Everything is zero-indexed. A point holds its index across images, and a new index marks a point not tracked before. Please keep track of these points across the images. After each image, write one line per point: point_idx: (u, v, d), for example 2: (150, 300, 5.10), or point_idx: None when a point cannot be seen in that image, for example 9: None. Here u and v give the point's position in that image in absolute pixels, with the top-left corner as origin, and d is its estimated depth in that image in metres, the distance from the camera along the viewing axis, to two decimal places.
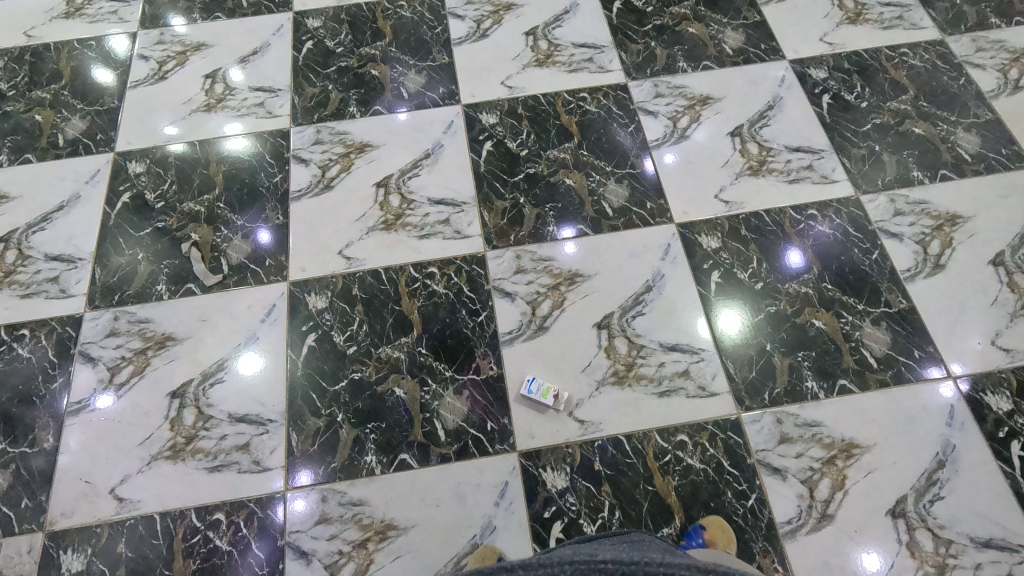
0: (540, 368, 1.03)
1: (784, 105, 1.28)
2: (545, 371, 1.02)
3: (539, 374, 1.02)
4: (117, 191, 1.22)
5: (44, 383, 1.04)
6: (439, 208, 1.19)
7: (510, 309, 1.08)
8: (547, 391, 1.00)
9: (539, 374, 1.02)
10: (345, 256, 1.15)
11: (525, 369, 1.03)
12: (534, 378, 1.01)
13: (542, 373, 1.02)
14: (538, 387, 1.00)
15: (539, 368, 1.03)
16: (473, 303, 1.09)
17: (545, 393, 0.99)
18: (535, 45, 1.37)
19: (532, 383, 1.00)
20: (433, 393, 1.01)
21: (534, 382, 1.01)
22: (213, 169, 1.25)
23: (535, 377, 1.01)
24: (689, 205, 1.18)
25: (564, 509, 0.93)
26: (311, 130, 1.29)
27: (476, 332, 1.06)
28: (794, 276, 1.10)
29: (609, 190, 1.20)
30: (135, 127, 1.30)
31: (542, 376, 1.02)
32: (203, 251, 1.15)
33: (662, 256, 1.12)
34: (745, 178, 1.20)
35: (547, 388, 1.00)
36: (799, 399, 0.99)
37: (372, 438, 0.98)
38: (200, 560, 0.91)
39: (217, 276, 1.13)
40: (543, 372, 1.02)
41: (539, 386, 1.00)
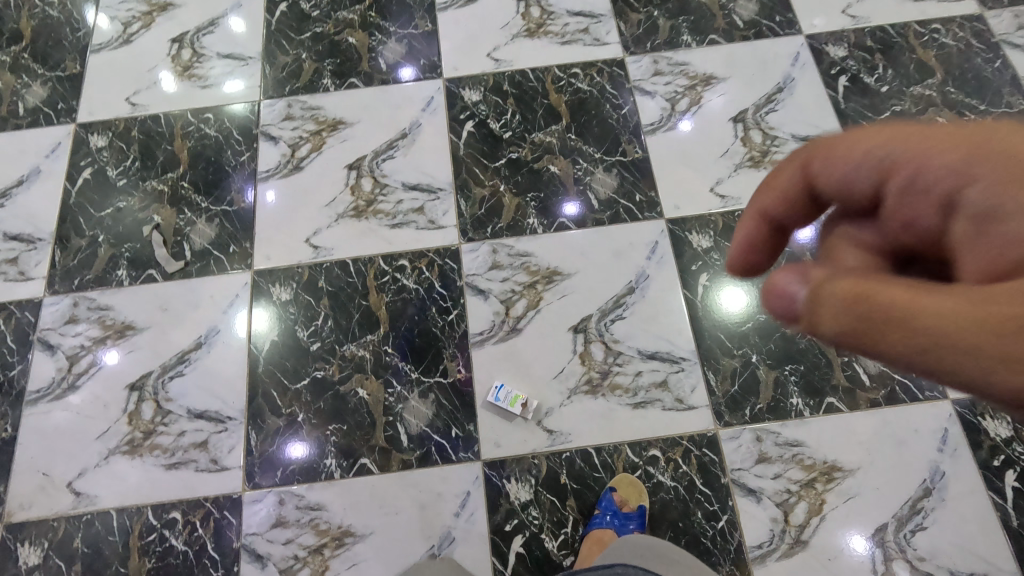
0: (509, 374, 0.98)
1: (796, 87, 1.17)
2: (515, 378, 0.97)
3: (508, 380, 0.97)
4: (78, 166, 1.16)
5: (3, 371, 1.02)
6: (413, 194, 1.11)
7: (482, 308, 1.02)
8: (516, 400, 0.95)
9: (508, 380, 0.97)
10: (312, 245, 1.09)
11: (494, 375, 0.98)
12: (503, 385, 0.96)
13: (512, 379, 0.97)
14: (506, 395, 0.96)
15: (510, 374, 0.98)
16: (444, 300, 1.03)
17: (513, 402, 0.95)
18: (527, 13, 1.26)
19: (501, 391, 0.96)
20: (397, 396, 0.97)
21: (502, 389, 0.96)
22: (177, 144, 1.17)
23: (503, 385, 0.97)
24: (681, 198, 1.09)
25: (526, 522, 0.90)
26: (282, 103, 1.20)
27: (445, 331, 1.01)
28: None
29: (597, 180, 1.11)
30: (98, 96, 1.23)
31: (512, 382, 0.97)
32: (165, 235, 1.10)
33: (649, 255, 1.05)
34: (746, 170, 1.11)
35: (515, 396, 0.95)
36: (782, 417, 0.94)
37: (333, 441, 0.95)
38: (156, 559, 0.90)
39: (179, 262, 1.08)
40: (512, 378, 0.97)
41: (508, 394, 0.96)
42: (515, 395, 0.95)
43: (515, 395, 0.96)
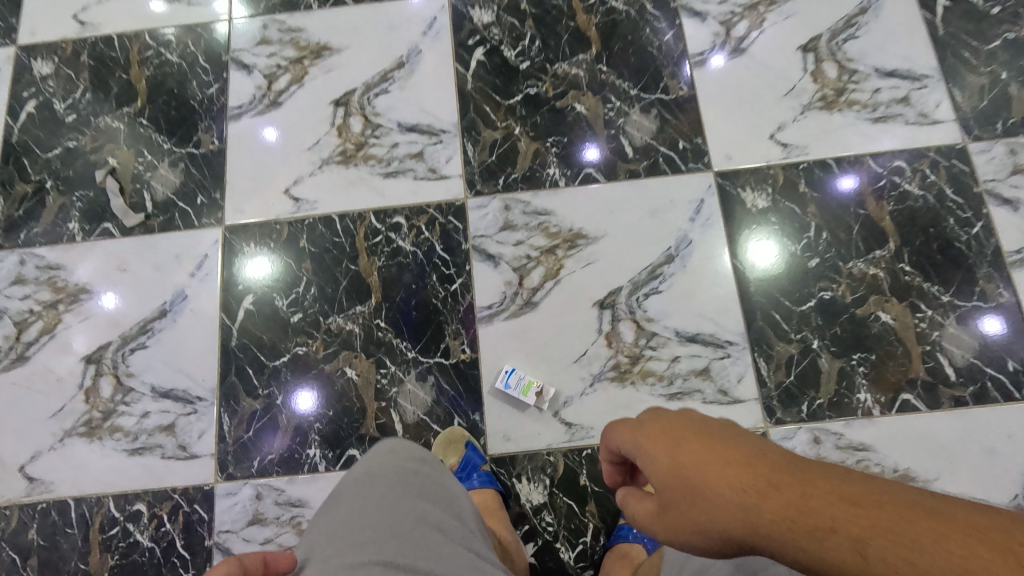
0: (523, 357, 0.83)
1: (883, 7, 0.94)
2: (528, 361, 0.83)
3: (521, 364, 0.83)
4: (20, 98, 0.99)
5: None
6: (411, 137, 0.93)
7: (492, 277, 0.87)
8: (529, 387, 0.80)
9: (520, 365, 0.83)
10: (292, 197, 0.92)
11: (503, 359, 0.83)
12: (513, 369, 0.82)
13: (525, 363, 0.83)
14: (518, 380, 0.81)
15: (523, 357, 0.83)
16: (447, 267, 0.88)
17: (526, 389, 0.80)
18: None
19: (511, 376, 0.81)
20: (391, 378, 0.84)
21: (513, 374, 0.81)
22: (134, 72, 0.99)
23: (514, 369, 0.82)
24: (734, 147, 0.90)
25: (539, 529, 0.78)
26: (256, 24, 1.00)
27: (447, 304, 0.86)
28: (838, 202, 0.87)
29: (632, 123, 0.92)
30: (40, 12, 1.03)
31: (525, 367, 0.83)
32: (122, 182, 0.94)
33: (692, 216, 0.87)
34: (815, 113, 0.90)
35: (528, 383, 0.81)
36: (845, 415, 0.79)
37: (317, 429, 0.83)
38: (119, 555, 0.80)
39: (138, 215, 0.92)
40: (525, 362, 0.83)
41: (520, 379, 0.81)
42: (529, 381, 0.81)
43: (528, 381, 0.81)
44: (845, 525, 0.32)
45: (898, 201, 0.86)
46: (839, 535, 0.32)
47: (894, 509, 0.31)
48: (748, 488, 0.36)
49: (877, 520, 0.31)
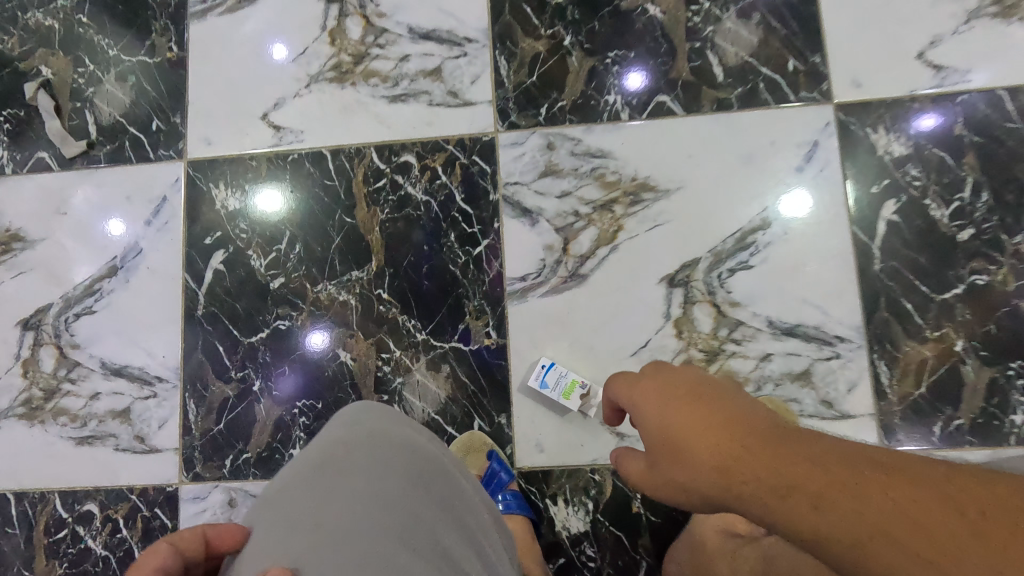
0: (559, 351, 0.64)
1: None
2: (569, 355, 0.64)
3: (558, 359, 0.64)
4: None
5: None
6: (425, 48, 0.70)
7: (527, 240, 0.67)
8: (570, 389, 0.62)
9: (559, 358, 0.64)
10: (272, 124, 0.71)
11: (536, 350, 0.65)
12: (552, 365, 0.63)
13: (565, 357, 0.64)
14: (558, 379, 0.62)
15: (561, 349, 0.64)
16: (469, 223, 0.68)
17: (567, 391, 0.62)
18: None
19: (549, 373, 0.63)
20: (396, 365, 0.66)
21: (551, 371, 0.63)
22: None
23: (553, 364, 0.63)
24: (864, 69, 0.66)
25: (577, 564, 0.62)
26: None
27: (468, 273, 0.67)
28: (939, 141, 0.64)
29: (725, 32, 0.67)
30: None
31: (563, 362, 0.64)
32: (59, 99, 0.74)
33: (800, 165, 0.65)
34: (985, 23, 0.65)
35: (571, 383, 0.62)
36: (993, 443, 0.60)
37: (304, 424, 0.66)
38: (68, 564, 0.66)
39: (79, 142, 0.73)
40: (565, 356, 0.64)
41: (560, 378, 0.63)
42: (571, 381, 0.62)
43: (571, 380, 0.62)
44: (821, 488, 0.27)
45: None
46: (806, 493, 0.27)
47: (888, 476, 0.26)
48: (723, 451, 0.31)
49: (863, 483, 0.26)
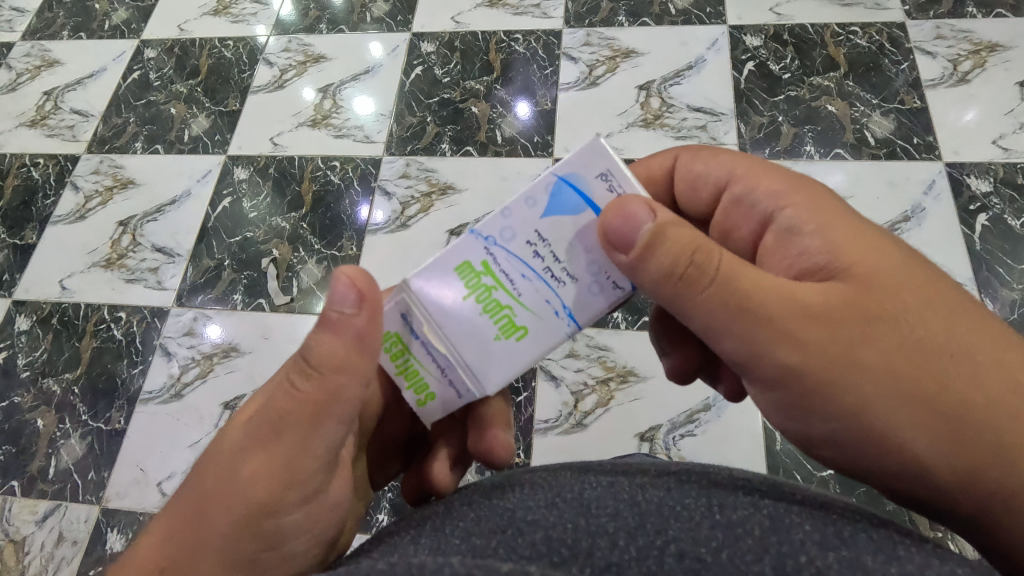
0: (575, 237, 0.48)
1: (925, 217, 1.10)
2: (589, 228, 0.48)
3: (602, 264, 0.48)
4: (221, 194, 1.31)
5: (127, 368, 1.16)
6: None
7: (552, 395, 1.03)
8: (512, 328, 0.49)
9: (508, 226, 0.49)
10: None
11: (602, 164, 0.47)
12: (588, 202, 0.47)
13: (562, 250, 0.48)
14: (592, 321, 0.50)
15: (581, 286, 0.49)
16: (516, 379, 1.05)
17: (489, 309, 0.49)
18: (646, 103, 1.28)
19: (581, 322, 0.49)
20: None
21: (564, 198, 0.48)
22: (305, 187, 1.30)
23: (557, 211, 0.48)
24: None
25: None
26: (401, 162, 1.30)
27: (511, 412, 1.03)
28: None
29: None
30: (249, 134, 1.38)
31: (554, 240, 0.48)
32: (279, 268, 1.22)
33: None
34: None
35: (462, 269, 0.50)
36: None
37: (389, 498, 1.00)
38: None
39: (285, 296, 1.19)
40: (596, 241, 0.48)
41: (564, 206, 0.48)
42: (461, 262, 0.50)
43: (459, 261, 0.50)
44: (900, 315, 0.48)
45: None
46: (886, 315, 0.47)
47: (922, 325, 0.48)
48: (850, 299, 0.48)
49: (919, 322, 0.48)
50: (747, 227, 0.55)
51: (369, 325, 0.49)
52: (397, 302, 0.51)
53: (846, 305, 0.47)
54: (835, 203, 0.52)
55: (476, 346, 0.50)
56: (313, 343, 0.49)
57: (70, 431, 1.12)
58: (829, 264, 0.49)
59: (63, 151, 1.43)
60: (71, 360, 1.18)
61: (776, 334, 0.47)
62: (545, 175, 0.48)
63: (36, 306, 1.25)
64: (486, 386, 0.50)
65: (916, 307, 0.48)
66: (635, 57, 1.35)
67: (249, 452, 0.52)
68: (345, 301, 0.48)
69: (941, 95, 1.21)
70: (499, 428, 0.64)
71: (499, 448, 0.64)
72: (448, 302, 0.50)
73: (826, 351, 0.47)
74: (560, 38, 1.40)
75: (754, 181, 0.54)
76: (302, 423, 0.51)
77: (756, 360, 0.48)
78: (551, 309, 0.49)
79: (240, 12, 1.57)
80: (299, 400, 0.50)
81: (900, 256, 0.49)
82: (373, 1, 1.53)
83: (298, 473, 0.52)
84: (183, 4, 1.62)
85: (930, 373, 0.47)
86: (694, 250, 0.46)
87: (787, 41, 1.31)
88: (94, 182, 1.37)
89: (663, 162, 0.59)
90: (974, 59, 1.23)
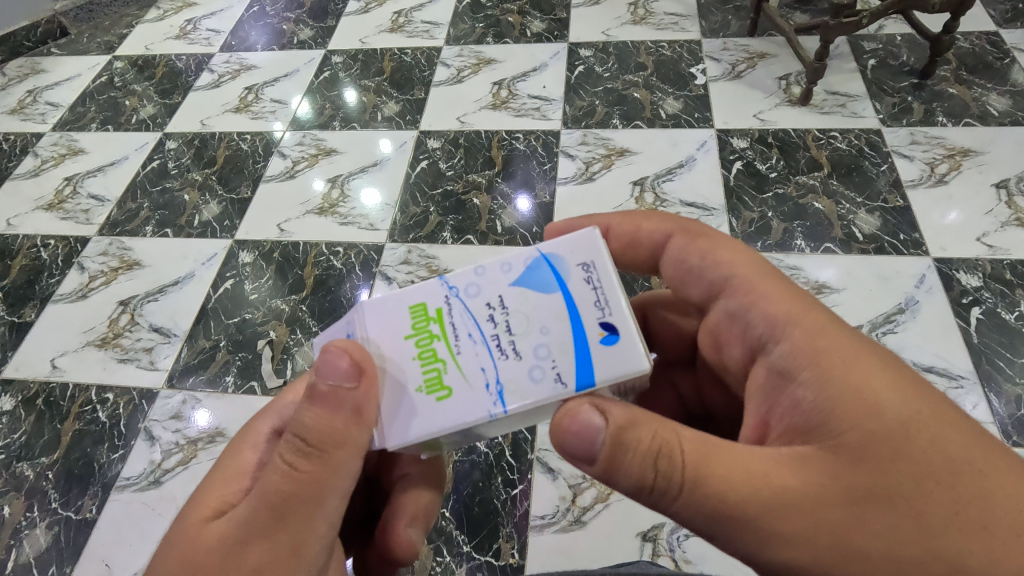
0: (534, 314, 0.48)
1: (919, 310, 1.11)
2: (552, 312, 0.48)
3: (552, 350, 0.47)
4: (224, 276, 1.33)
5: (106, 452, 1.12)
6: None
7: (549, 488, 0.98)
8: (436, 387, 0.49)
9: (476, 282, 0.50)
10: None
11: (588, 256, 0.49)
12: (561, 285, 0.49)
13: (518, 322, 0.49)
14: (520, 406, 0.47)
15: (523, 366, 0.48)
16: (511, 471, 1.00)
17: (423, 360, 0.49)
18: (640, 198, 1.34)
19: (508, 404, 0.47)
20: (444, 567, 0.94)
21: (540, 274, 0.49)
22: (307, 271, 1.32)
23: (527, 284, 0.49)
24: None
25: None
26: (403, 249, 1.33)
27: (505, 507, 0.98)
28: None
29: None
30: (257, 220, 1.43)
31: (513, 311, 0.49)
32: (274, 350, 1.21)
33: None
34: None
35: (416, 310, 0.51)
36: None
37: None
38: None
39: (279, 379, 1.17)
40: (555, 325, 0.48)
41: (537, 281, 0.49)
42: (419, 302, 0.51)
43: (417, 302, 0.51)
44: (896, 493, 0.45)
45: None
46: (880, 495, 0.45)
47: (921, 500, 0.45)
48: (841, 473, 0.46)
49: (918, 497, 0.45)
50: (738, 348, 0.56)
51: (365, 399, 0.49)
52: (349, 320, 0.52)
53: (838, 487, 0.45)
54: (833, 346, 0.49)
55: (393, 396, 0.49)
56: (312, 420, 0.49)
57: (37, 520, 1.06)
58: (820, 430, 0.47)
59: (75, 233, 1.47)
60: (50, 443, 1.14)
61: (764, 529, 0.45)
62: (531, 248, 0.50)
63: (22, 385, 1.22)
64: (387, 442, 0.49)
65: (910, 482, 0.45)
66: (629, 155, 1.43)
67: (250, 542, 0.50)
68: (340, 374, 0.48)
69: (923, 195, 1.26)
70: (412, 527, 0.65)
71: (403, 545, 0.65)
72: (391, 336, 0.50)
73: (822, 543, 0.45)
74: (558, 138, 1.49)
75: (746, 303, 0.54)
76: (306, 504, 0.50)
77: (751, 557, 0.47)
78: (484, 378, 0.48)
79: (260, 109, 1.69)
80: (301, 480, 0.49)
81: (900, 414, 0.46)
82: (385, 103, 1.65)
83: (302, 559, 0.51)
84: (207, 102, 1.74)
85: (939, 555, 0.44)
86: (655, 456, 0.46)
87: (771, 143, 1.40)
88: (100, 263, 1.40)
89: (658, 232, 0.60)
90: (949, 162, 1.30)
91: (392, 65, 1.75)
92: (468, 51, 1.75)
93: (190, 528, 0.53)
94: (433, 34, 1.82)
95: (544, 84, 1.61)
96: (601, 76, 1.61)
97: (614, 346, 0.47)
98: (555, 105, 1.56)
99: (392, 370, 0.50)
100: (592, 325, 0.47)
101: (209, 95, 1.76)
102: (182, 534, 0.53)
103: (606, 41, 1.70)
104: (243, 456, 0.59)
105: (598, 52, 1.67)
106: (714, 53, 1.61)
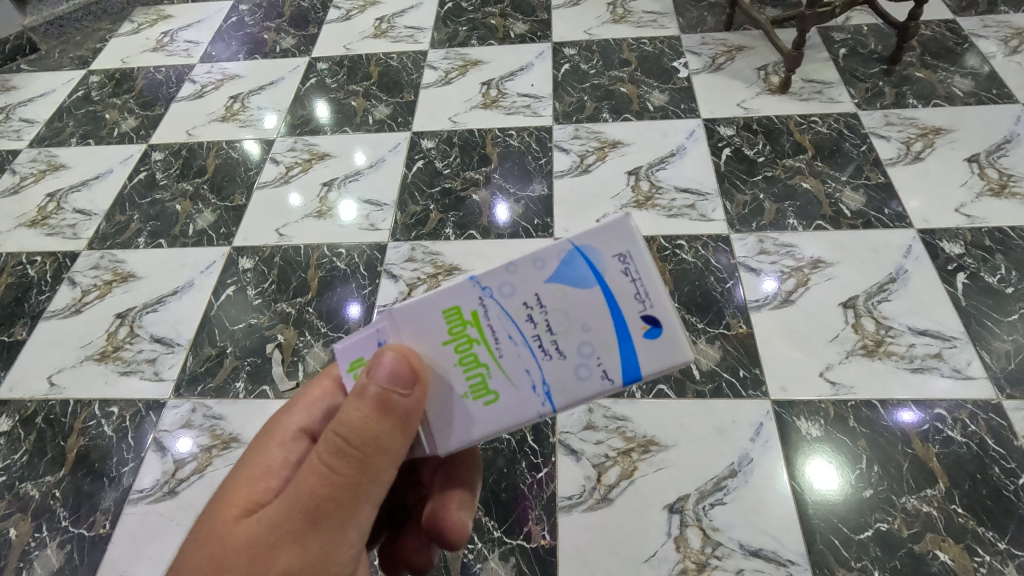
0: (574, 310, 0.46)
1: (909, 278, 1.16)
2: (592, 307, 0.46)
3: (596, 348, 0.46)
4: (225, 283, 1.32)
5: (116, 466, 1.09)
6: None
7: (574, 470, 1.00)
8: (482, 391, 0.49)
9: (508, 282, 0.48)
10: None
11: (624, 244, 0.45)
12: (598, 278, 0.45)
13: (558, 321, 0.47)
14: (571, 405, 0.48)
15: (569, 365, 0.47)
16: (535, 455, 1.02)
17: (465, 365, 0.49)
18: (636, 186, 1.38)
19: (557, 404, 0.47)
20: (477, 553, 0.94)
21: (575, 268, 0.46)
22: (311, 274, 1.31)
23: (563, 280, 0.46)
24: (788, 379, 1.06)
25: None
26: (406, 247, 1.34)
27: (533, 490, 0.99)
28: (932, 417, 1.00)
29: (699, 350, 1.11)
30: (254, 226, 1.42)
31: (552, 308, 0.47)
32: (284, 353, 1.20)
33: (753, 436, 1.00)
34: (858, 358, 1.07)
35: (450, 314, 0.50)
36: None
37: None
38: None
39: (291, 381, 1.16)
40: (596, 322, 0.46)
41: (572, 276, 0.46)
42: (453, 305, 0.49)
43: (452, 305, 0.50)
44: None
45: (948, 447, 0.97)
46: None
47: None
48: None
49: None
50: None
51: (415, 405, 0.49)
52: (380, 328, 0.51)
53: None
54: None
55: (442, 400, 0.50)
56: (355, 421, 0.48)
57: (47, 540, 1.02)
58: None
59: (63, 248, 1.43)
60: (54, 461, 1.10)
61: None
62: (563, 240, 0.46)
63: (20, 405, 1.18)
64: (438, 448, 0.51)
65: None
66: (621, 146, 1.47)
67: (281, 546, 0.48)
68: (394, 378, 0.48)
69: (903, 171, 1.33)
70: (463, 509, 0.65)
71: (457, 529, 0.65)
72: (429, 345, 0.50)
73: None
74: (551, 133, 1.52)
75: None
76: (343, 509, 0.49)
77: None
78: (531, 381, 0.48)
79: (248, 118, 1.68)
80: (340, 483, 0.49)
81: None
82: (375, 106, 1.66)
83: (331, 563, 0.50)
84: (192, 113, 1.72)
85: None
86: None
87: (756, 130, 1.45)
88: (92, 277, 1.36)
89: None
90: (923, 141, 1.38)
91: (379, 70, 1.76)
92: (454, 54, 1.77)
93: (215, 526, 0.51)
94: (417, 39, 1.84)
95: (532, 83, 1.65)
96: (587, 73, 1.65)
97: (659, 340, 0.44)
98: (545, 102, 1.60)
99: (439, 377, 0.50)
100: (634, 319, 0.45)
101: (194, 106, 1.74)
102: (207, 531, 0.51)
103: (589, 40, 1.74)
104: (270, 452, 0.56)
105: (582, 50, 1.72)
106: (694, 47, 1.67)
